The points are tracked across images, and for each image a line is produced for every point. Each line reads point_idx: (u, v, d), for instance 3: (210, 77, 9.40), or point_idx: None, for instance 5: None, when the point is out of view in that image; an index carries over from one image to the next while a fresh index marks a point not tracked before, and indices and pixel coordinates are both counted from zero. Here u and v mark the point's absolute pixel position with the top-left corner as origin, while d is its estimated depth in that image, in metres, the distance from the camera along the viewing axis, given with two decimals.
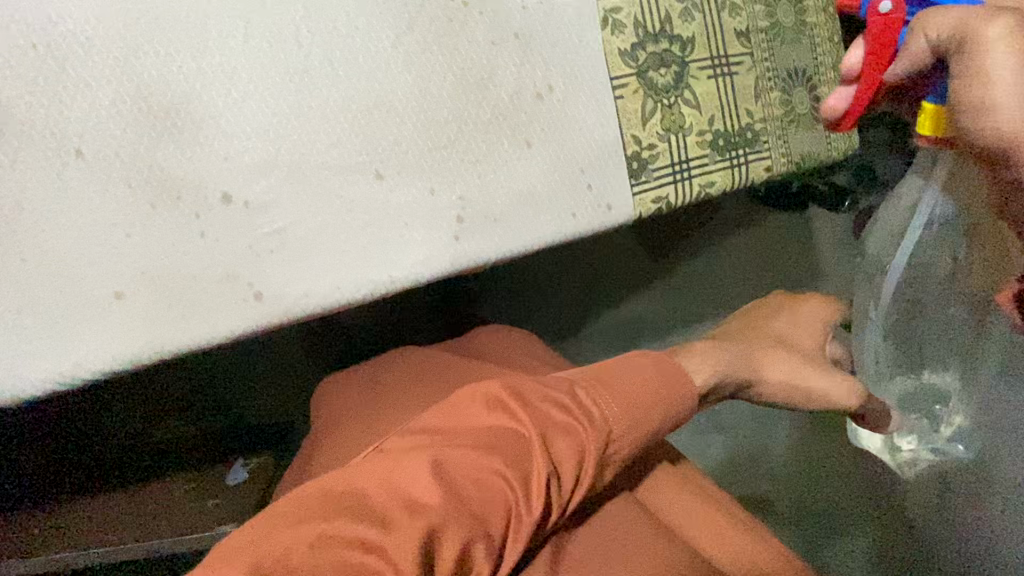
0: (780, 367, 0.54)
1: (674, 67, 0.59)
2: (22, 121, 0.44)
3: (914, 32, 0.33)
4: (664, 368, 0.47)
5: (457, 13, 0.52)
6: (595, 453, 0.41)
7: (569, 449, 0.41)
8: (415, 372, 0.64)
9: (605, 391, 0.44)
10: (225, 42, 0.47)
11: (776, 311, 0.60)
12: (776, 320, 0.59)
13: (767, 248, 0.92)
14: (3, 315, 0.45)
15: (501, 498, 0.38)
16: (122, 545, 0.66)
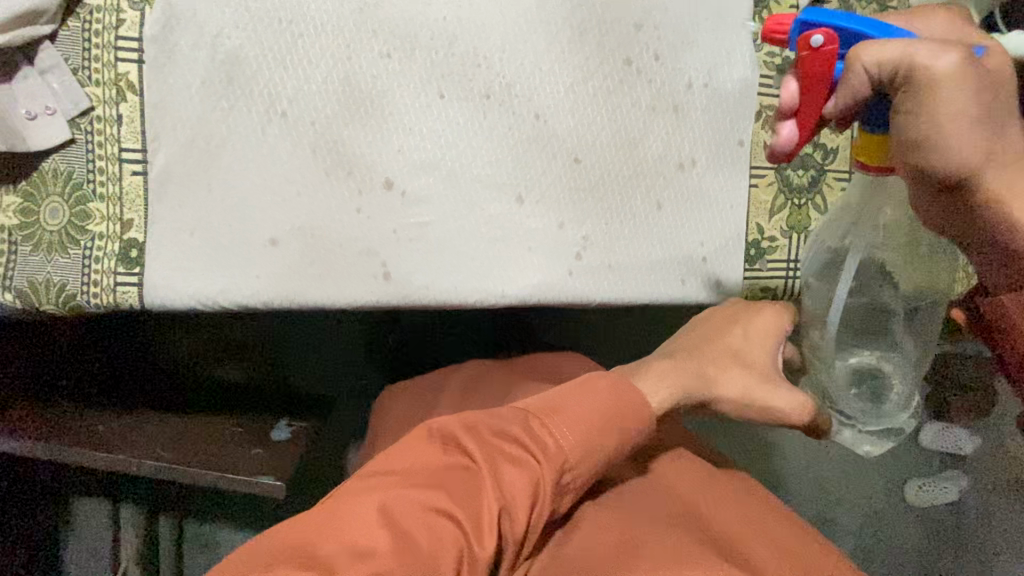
0: (731, 383, 0.57)
1: (811, 172, 0.62)
2: (249, 76, 0.50)
3: (849, 64, 0.35)
4: (613, 409, 0.47)
5: (628, 75, 0.57)
6: (543, 485, 0.44)
7: (518, 479, 0.43)
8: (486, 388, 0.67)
9: (558, 421, 0.46)
10: (429, 54, 0.53)
11: (715, 324, 0.59)
12: (716, 338, 0.59)
13: None
14: (175, 232, 0.50)
15: (450, 540, 0.40)
16: (170, 465, 0.72)
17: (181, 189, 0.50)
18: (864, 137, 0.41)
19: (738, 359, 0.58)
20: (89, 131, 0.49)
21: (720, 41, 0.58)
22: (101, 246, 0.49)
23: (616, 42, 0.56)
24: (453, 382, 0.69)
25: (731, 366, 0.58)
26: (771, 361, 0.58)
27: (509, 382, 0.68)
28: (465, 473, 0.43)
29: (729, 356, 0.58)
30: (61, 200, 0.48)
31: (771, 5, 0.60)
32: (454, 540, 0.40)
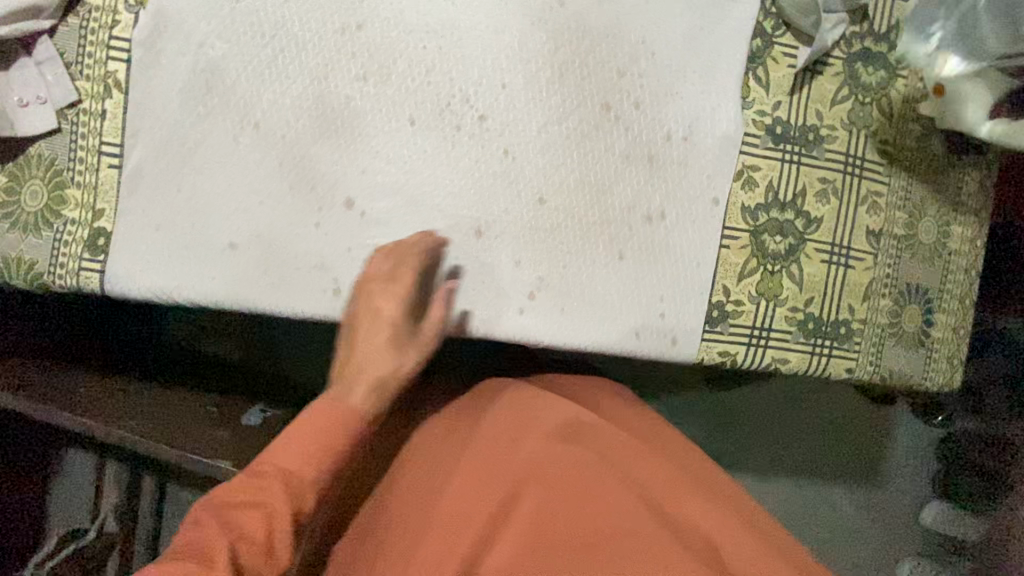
0: (359, 390, 0.53)
1: (790, 239, 0.59)
2: (227, 85, 0.52)
3: None
4: (343, 422, 0.51)
5: (605, 120, 0.56)
6: (294, 504, 0.47)
7: (283, 506, 0.46)
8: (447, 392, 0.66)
9: (299, 433, 0.49)
10: (405, 80, 0.54)
11: (370, 333, 0.54)
12: (361, 336, 0.54)
13: (846, 422, 1.12)
14: (142, 226, 0.52)
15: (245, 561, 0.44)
16: (151, 442, 0.71)
17: (151, 185, 0.52)
18: None
19: (405, 337, 0.55)
20: (74, 122, 0.52)
21: (705, 95, 0.57)
22: (71, 231, 0.52)
23: (597, 86, 0.56)
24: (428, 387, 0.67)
25: (382, 356, 0.54)
26: (406, 323, 0.56)
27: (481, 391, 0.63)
28: (237, 508, 0.46)
29: (381, 346, 0.54)
30: (42, 184, 0.52)
31: (766, 63, 0.58)
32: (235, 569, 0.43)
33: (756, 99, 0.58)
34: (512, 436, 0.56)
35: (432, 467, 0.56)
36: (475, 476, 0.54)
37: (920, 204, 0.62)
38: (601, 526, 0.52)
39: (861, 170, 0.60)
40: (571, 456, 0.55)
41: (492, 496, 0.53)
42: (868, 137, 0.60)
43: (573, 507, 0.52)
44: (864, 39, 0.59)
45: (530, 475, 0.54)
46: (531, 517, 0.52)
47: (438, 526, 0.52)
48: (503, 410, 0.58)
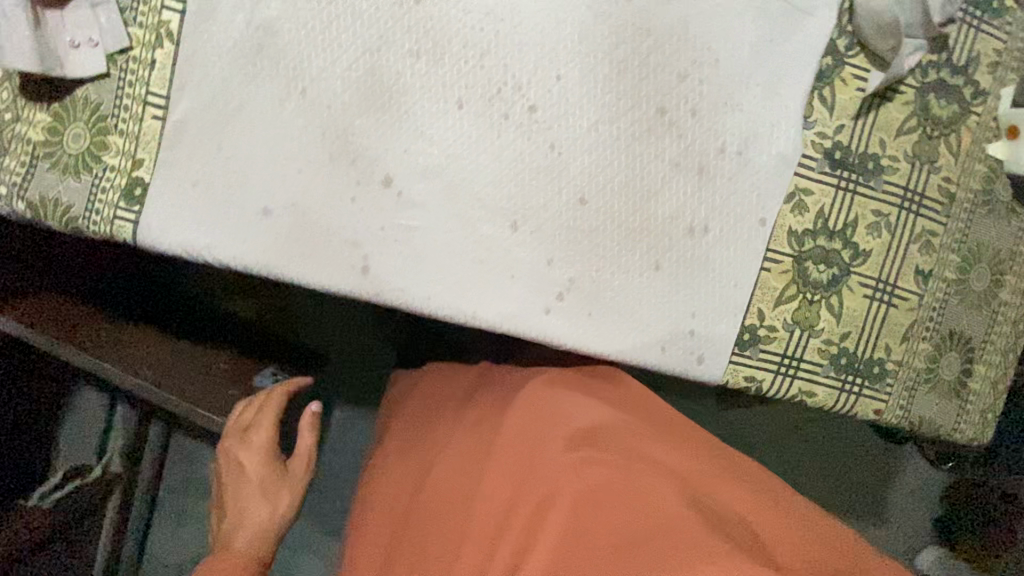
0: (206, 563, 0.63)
1: (834, 269, 0.57)
2: (278, 48, 0.51)
3: None
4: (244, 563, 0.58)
5: (658, 126, 0.54)
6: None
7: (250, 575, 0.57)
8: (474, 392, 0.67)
9: None
10: (457, 62, 0.52)
11: (250, 499, 0.64)
12: (251, 465, 0.66)
13: (856, 457, 1.10)
14: (180, 181, 0.52)
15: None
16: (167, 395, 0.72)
17: (193, 140, 0.52)
18: None
19: (280, 481, 0.66)
20: (124, 70, 0.51)
21: (766, 110, 0.54)
22: (110, 178, 0.52)
23: (654, 89, 0.53)
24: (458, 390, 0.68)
25: (274, 488, 0.66)
26: (276, 459, 0.69)
27: (505, 391, 0.63)
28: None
29: (275, 485, 0.66)
30: (85, 127, 0.51)
31: (833, 83, 0.55)
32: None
33: (818, 120, 0.55)
34: (535, 440, 0.55)
35: (465, 475, 0.56)
36: (507, 482, 0.53)
37: (977, 249, 0.59)
38: (641, 522, 0.47)
39: (919, 206, 0.57)
40: (593, 460, 0.52)
41: (525, 503, 0.51)
42: (931, 172, 0.57)
43: (608, 507, 0.48)
44: (942, 69, 0.56)
45: (557, 476, 0.51)
46: (566, 519, 0.48)
47: (476, 538, 0.51)
48: (522, 412, 0.57)
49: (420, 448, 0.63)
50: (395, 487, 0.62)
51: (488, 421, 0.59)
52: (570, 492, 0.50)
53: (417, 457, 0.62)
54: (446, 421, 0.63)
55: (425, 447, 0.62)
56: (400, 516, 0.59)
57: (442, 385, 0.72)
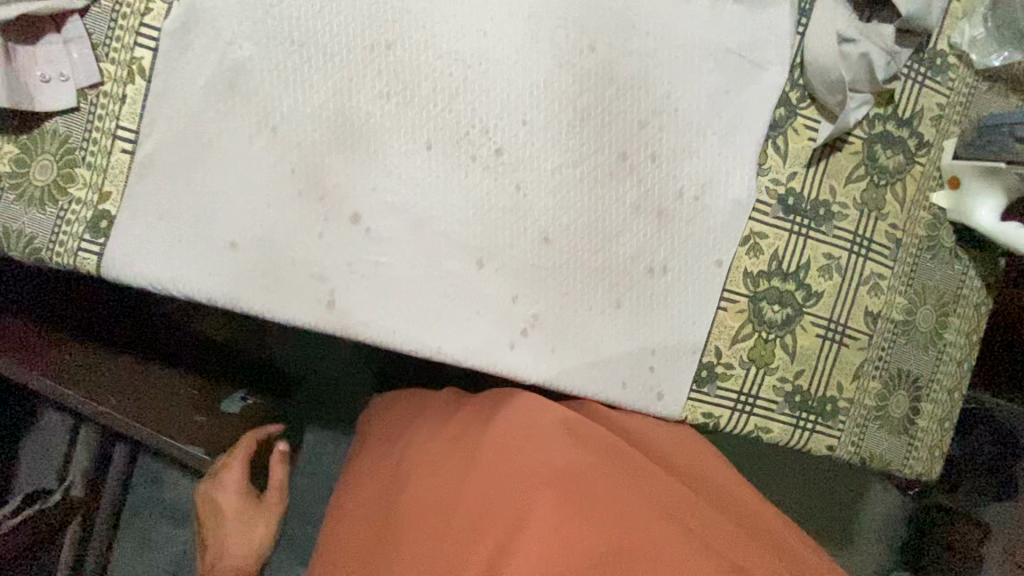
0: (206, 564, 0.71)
1: (788, 309, 0.59)
2: (250, 87, 0.52)
3: None
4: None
5: (620, 169, 0.56)
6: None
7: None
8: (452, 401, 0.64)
9: None
10: (426, 104, 0.54)
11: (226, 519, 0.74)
12: (225, 521, 0.75)
13: (823, 484, 1.10)
14: (148, 214, 0.52)
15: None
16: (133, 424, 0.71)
17: (161, 174, 0.52)
18: None
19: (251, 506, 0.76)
20: (94, 103, 0.52)
21: (722, 158, 0.57)
22: (75, 211, 0.52)
23: (616, 135, 0.56)
24: (435, 401, 0.65)
25: (236, 529, 0.74)
26: (247, 500, 0.76)
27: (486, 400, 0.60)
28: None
29: (244, 517, 0.75)
30: (52, 159, 0.52)
31: (786, 133, 0.58)
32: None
33: (772, 167, 0.58)
34: (525, 438, 0.51)
35: (444, 482, 0.51)
36: (491, 483, 0.49)
37: (922, 291, 0.62)
38: (627, 535, 0.45)
39: (867, 251, 0.60)
40: (579, 461, 0.50)
41: (508, 509, 0.47)
42: (879, 218, 0.60)
43: (595, 515, 0.46)
44: (887, 121, 0.59)
45: (545, 477, 0.48)
46: (550, 526, 0.45)
47: (454, 545, 0.47)
48: (515, 411, 0.54)
49: (396, 457, 0.59)
50: (369, 499, 0.58)
51: (472, 425, 0.56)
52: (555, 495, 0.47)
53: (394, 459, 0.58)
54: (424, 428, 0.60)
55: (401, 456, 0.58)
56: (373, 522, 0.55)
57: (421, 395, 0.69)
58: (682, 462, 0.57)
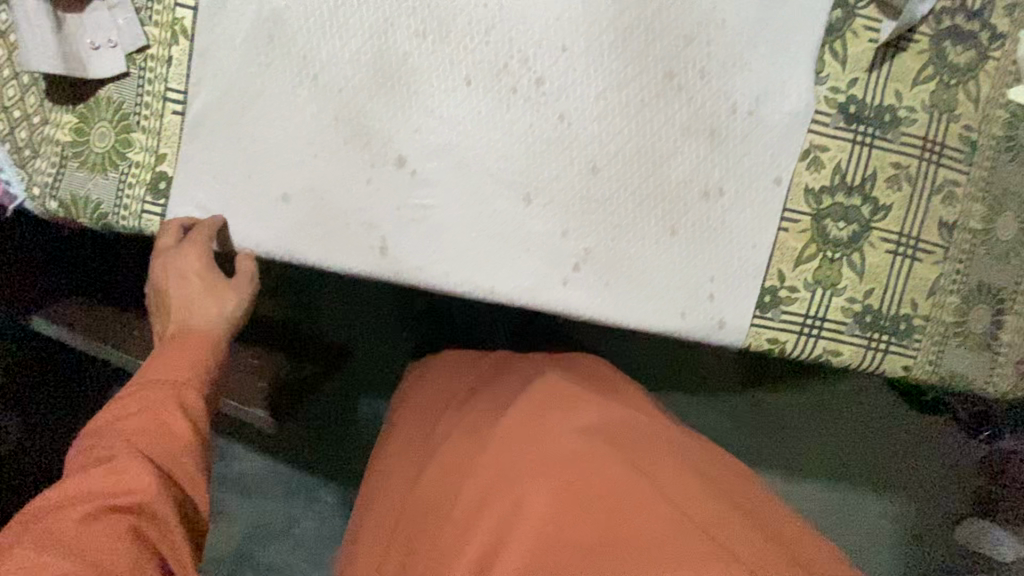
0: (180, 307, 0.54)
1: (854, 226, 0.56)
2: (289, 36, 0.52)
3: None
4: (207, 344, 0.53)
5: (667, 90, 0.54)
6: (177, 398, 0.49)
7: (166, 405, 0.48)
8: (478, 382, 0.68)
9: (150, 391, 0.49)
10: (463, 39, 0.53)
11: (173, 279, 0.53)
12: (176, 283, 0.54)
13: (882, 426, 1.08)
14: (202, 173, 0.54)
15: (130, 463, 0.44)
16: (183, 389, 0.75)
17: (211, 132, 0.53)
18: None
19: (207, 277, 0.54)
20: (142, 68, 0.53)
21: (776, 68, 0.54)
22: (136, 174, 0.54)
23: (661, 53, 0.53)
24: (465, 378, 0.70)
25: (203, 302, 0.54)
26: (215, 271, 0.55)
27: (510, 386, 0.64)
28: (117, 421, 0.47)
29: (202, 289, 0.54)
30: (109, 126, 0.53)
31: (844, 36, 0.54)
32: (127, 533, 0.41)
33: (831, 75, 0.55)
34: (536, 431, 0.56)
35: (455, 468, 0.56)
36: (500, 472, 0.53)
37: (1002, 198, 0.57)
38: (619, 524, 0.48)
39: (940, 157, 0.56)
40: (585, 452, 0.53)
41: (511, 498, 0.51)
42: (950, 121, 0.56)
43: (592, 500, 0.50)
44: (957, 15, 0.55)
45: (546, 471, 0.52)
46: (548, 511, 0.50)
47: (457, 528, 0.51)
48: (528, 402, 0.59)
49: (423, 437, 0.64)
50: (393, 476, 0.64)
51: (489, 414, 0.60)
52: (554, 482, 0.51)
53: (421, 447, 0.64)
54: (449, 411, 0.65)
55: (426, 438, 0.63)
56: (398, 503, 0.60)
57: (456, 370, 0.73)
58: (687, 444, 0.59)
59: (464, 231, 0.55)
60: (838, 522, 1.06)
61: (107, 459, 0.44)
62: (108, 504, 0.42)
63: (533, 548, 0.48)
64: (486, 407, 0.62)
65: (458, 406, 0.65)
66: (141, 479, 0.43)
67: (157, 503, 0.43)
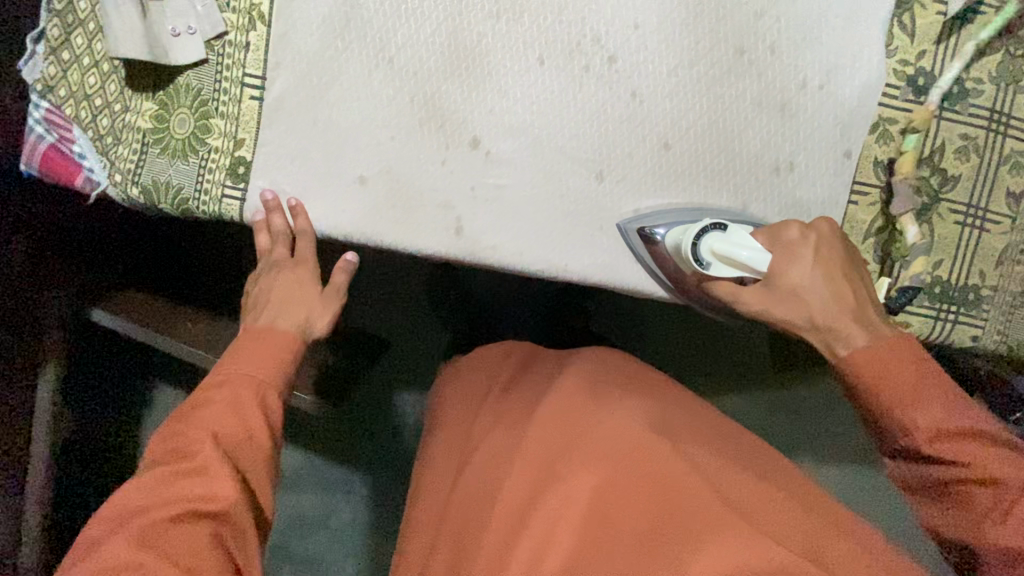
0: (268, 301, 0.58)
1: (923, 197, 0.57)
2: (365, 20, 0.53)
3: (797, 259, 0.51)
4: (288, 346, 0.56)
5: (738, 66, 0.54)
6: (260, 397, 0.52)
7: (248, 398, 0.51)
8: (510, 375, 0.63)
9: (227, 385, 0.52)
10: (536, 18, 0.54)
11: (274, 284, 0.59)
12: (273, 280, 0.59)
13: None
14: (281, 156, 0.55)
15: (215, 466, 0.47)
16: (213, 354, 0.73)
17: (289, 116, 0.54)
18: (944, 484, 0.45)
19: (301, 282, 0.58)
20: (220, 53, 0.54)
21: (847, 42, 0.54)
22: (214, 160, 0.54)
23: (732, 28, 0.54)
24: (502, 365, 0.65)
25: (295, 305, 0.58)
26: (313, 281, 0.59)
27: (548, 374, 0.61)
28: (200, 409, 0.50)
29: (299, 296, 0.58)
30: (188, 112, 0.54)
31: (912, 9, 0.55)
32: (210, 535, 0.45)
33: (899, 48, 0.55)
34: (577, 429, 0.53)
35: (490, 468, 0.53)
36: (544, 468, 0.51)
37: None
38: (666, 521, 0.47)
39: (1006, 129, 0.56)
40: (626, 447, 0.51)
41: (552, 499, 0.49)
42: (1018, 91, 0.56)
43: (642, 493, 0.49)
44: None
45: (588, 469, 0.50)
46: (593, 508, 0.49)
47: (497, 527, 0.49)
48: (571, 393, 0.55)
49: (455, 431, 0.60)
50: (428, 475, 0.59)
51: (522, 407, 0.56)
52: (600, 477, 0.50)
53: (458, 440, 0.59)
54: (484, 403, 0.60)
55: (459, 432, 0.60)
56: (441, 498, 0.56)
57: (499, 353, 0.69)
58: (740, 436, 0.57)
59: (537, 210, 0.56)
60: (889, 508, 1.03)
61: (193, 455, 0.47)
62: (194, 509, 0.45)
63: (585, 547, 0.47)
64: (521, 400, 0.58)
65: (494, 397, 0.60)
66: (224, 485, 0.46)
67: (237, 512, 0.46)
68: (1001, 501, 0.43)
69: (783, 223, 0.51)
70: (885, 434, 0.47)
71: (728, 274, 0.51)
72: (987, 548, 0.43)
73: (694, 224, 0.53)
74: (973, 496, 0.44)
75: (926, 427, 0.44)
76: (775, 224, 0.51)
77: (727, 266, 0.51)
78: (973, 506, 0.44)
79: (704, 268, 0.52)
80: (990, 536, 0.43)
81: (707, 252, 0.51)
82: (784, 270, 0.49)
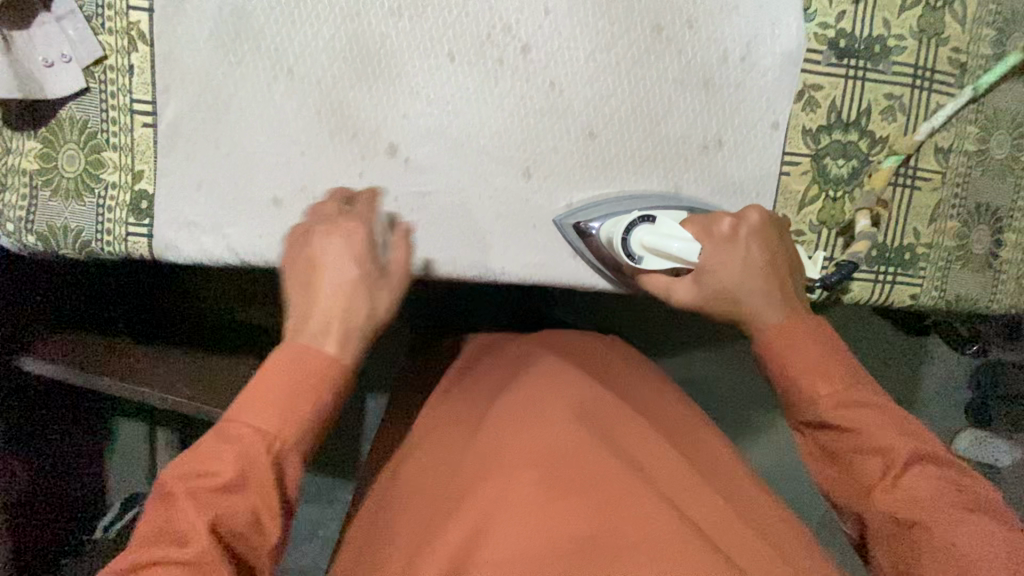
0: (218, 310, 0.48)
1: (853, 161, 0.56)
2: (257, 29, 0.49)
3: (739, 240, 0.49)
4: (326, 376, 0.42)
5: (657, 45, 0.52)
6: None
7: None
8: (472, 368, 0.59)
9: None
10: (441, 12, 0.51)
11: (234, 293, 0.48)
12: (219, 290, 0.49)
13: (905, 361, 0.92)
14: (186, 186, 0.51)
15: None
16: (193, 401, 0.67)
17: (188, 141, 0.51)
18: (850, 452, 0.42)
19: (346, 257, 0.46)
20: (103, 80, 0.50)
21: (765, 10, 0.53)
22: (113, 196, 0.51)
23: (647, 5, 0.52)
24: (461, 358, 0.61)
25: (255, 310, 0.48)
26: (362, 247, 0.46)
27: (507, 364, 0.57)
28: None
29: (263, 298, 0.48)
30: (77, 148, 0.50)
31: None
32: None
33: (818, 10, 0.53)
34: (530, 408, 0.48)
35: (439, 455, 0.48)
36: (479, 464, 0.45)
37: (994, 116, 0.57)
38: (614, 512, 0.40)
39: (930, 84, 0.56)
40: (578, 428, 0.45)
41: (492, 481, 0.43)
42: (939, 45, 0.55)
43: (581, 488, 0.42)
44: None
45: (533, 450, 0.44)
46: (536, 493, 0.41)
47: (437, 515, 0.44)
48: (528, 380, 0.51)
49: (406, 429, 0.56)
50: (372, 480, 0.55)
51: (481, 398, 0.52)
52: (541, 468, 0.42)
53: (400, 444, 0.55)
54: (442, 395, 0.56)
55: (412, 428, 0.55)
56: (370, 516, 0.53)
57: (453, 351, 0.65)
58: (672, 436, 0.52)
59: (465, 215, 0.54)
60: None
61: None
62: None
63: (514, 552, 0.39)
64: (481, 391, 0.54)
65: (425, 413, 0.54)
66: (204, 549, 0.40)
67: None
68: (891, 465, 0.40)
69: (715, 214, 0.50)
70: (790, 408, 0.46)
71: (660, 266, 0.51)
72: (873, 517, 0.41)
73: (625, 215, 0.52)
74: (863, 464, 0.42)
75: (830, 394, 0.43)
76: (708, 216, 0.50)
77: (659, 257, 0.50)
78: (864, 475, 0.42)
79: (637, 262, 0.51)
80: (877, 502, 0.40)
81: (637, 245, 0.50)
82: (715, 257, 0.48)
